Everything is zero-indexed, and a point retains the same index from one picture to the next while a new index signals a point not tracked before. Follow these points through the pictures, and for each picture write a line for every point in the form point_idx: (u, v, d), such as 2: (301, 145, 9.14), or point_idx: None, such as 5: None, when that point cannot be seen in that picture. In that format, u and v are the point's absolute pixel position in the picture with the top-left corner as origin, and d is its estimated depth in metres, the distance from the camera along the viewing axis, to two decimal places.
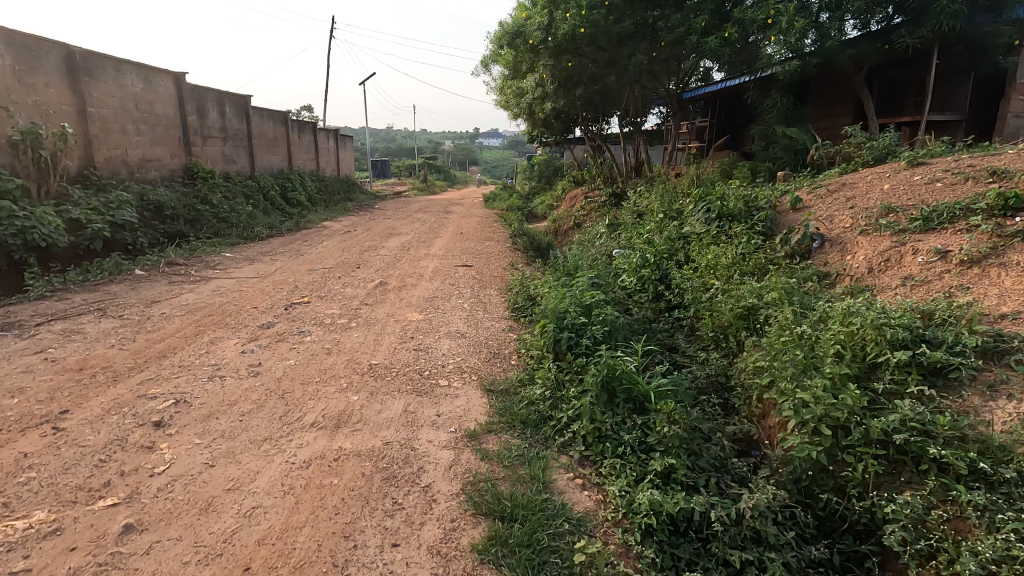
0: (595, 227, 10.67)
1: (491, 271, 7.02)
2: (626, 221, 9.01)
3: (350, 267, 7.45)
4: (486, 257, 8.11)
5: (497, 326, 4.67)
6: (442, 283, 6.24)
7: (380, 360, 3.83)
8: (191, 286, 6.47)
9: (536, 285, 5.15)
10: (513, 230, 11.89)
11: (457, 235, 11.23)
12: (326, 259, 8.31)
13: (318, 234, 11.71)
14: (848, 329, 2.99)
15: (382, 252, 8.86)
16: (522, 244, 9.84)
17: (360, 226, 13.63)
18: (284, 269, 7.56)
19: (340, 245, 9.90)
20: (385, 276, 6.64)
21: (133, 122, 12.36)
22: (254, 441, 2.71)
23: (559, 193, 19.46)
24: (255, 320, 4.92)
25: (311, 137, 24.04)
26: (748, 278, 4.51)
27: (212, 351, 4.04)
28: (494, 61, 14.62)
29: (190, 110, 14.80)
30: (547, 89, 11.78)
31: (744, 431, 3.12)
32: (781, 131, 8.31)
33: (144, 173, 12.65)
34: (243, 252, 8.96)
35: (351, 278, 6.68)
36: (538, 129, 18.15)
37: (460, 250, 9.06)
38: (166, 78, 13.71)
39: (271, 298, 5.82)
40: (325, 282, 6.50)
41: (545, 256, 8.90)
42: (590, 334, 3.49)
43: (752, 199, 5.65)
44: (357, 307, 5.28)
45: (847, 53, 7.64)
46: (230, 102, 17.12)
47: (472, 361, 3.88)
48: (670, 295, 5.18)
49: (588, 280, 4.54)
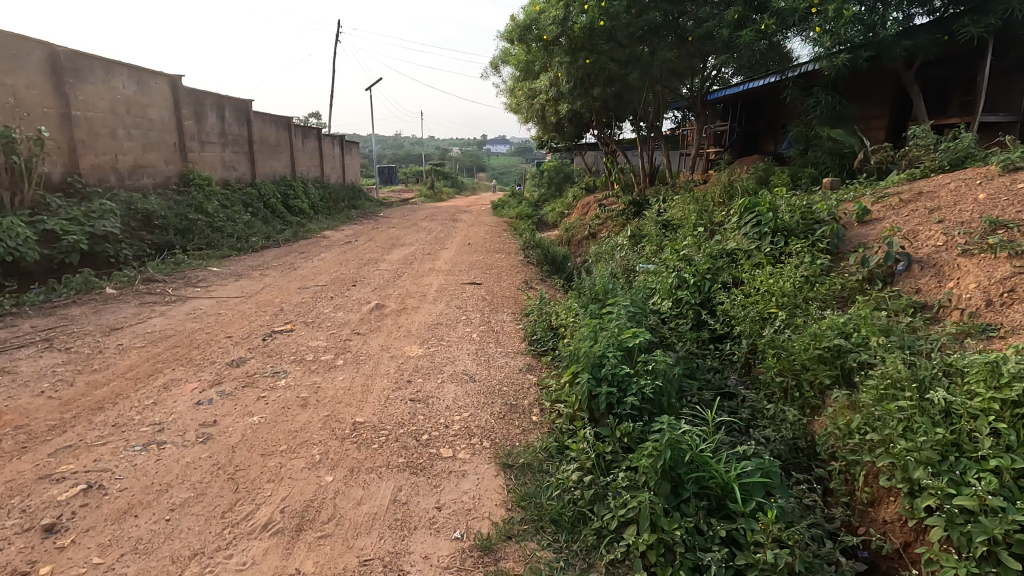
0: (614, 239, 9.87)
1: (504, 290, 6.23)
2: (652, 233, 8.18)
3: (346, 285, 6.70)
4: (496, 273, 7.32)
5: (513, 365, 3.88)
6: (448, 307, 5.46)
7: (367, 416, 3.02)
8: (164, 307, 5.72)
9: (558, 313, 4.37)
10: (523, 241, 11.12)
11: (464, 247, 10.47)
12: (320, 274, 7.56)
13: (316, 246, 11.00)
14: (1005, 398, 2.21)
15: (382, 267, 8.10)
16: (535, 257, 9.05)
17: (362, 236, 12.91)
18: (272, 287, 6.81)
19: (338, 258, 9.16)
20: (384, 297, 5.87)
21: (124, 126, 11.75)
22: (177, 561, 1.92)
23: (570, 200, 18.66)
24: (224, 354, 4.15)
25: (315, 143, 23.45)
26: (821, 310, 3.71)
27: (160, 402, 3.25)
28: (505, 61, 13.92)
29: (186, 114, 14.19)
30: (562, 90, 11.02)
31: (843, 521, 2.43)
32: (825, 133, 7.50)
33: (135, 180, 12.02)
34: (231, 266, 8.23)
35: (344, 299, 5.91)
36: (549, 134, 17.42)
37: (468, 264, 8.30)
38: (161, 80, 13.10)
39: (251, 324, 5.05)
40: (316, 304, 5.74)
41: (562, 271, 8.12)
42: (637, 392, 2.69)
43: (810, 208, 4.85)
44: (348, 337, 4.50)
45: (903, 45, 6.81)
46: (230, 106, 16.53)
47: (483, 417, 3.08)
48: (717, 325, 4.39)
49: (623, 310, 3.74)
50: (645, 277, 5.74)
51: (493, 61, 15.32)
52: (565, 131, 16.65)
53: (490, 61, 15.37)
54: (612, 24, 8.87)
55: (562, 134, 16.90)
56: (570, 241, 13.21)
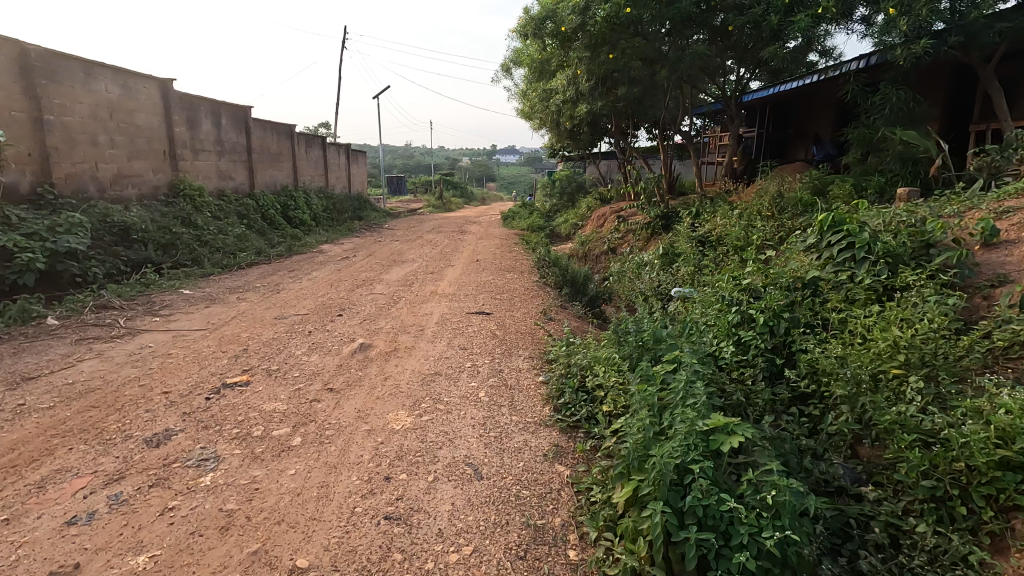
0: (640, 259, 8.78)
1: (518, 323, 5.15)
2: (690, 255, 7.09)
3: (331, 314, 5.68)
4: (508, 300, 6.24)
5: (534, 448, 2.80)
6: (451, 348, 4.39)
7: (315, 559, 1.96)
8: (107, 344, 4.72)
9: (595, 367, 3.33)
10: (537, 257, 10.07)
11: (472, 264, 9.47)
12: (305, 299, 6.55)
13: (310, 262, 10.06)
14: None
15: (378, 289, 7.09)
16: (552, 277, 8.00)
17: (361, 251, 11.92)
18: (245, 317, 5.78)
19: (331, 279, 8.15)
20: (373, 333, 4.81)
21: (105, 132, 10.91)
22: None
23: (584, 212, 17.59)
24: (147, 424, 3.10)
25: (319, 151, 22.68)
26: (981, 381, 2.68)
27: (16, 518, 2.20)
28: (517, 62, 12.97)
29: (178, 120, 13.34)
30: (581, 92, 9.99)
31: None
32: (896, 136, 6.36)
33: (118, 191, 11.18)
34: (206, 288, 7.23)
35: (325, 334, 4.87)
36: (563, 141, 16.43)
37: (476, 285, 7.27)
38: (149, 84, 12.26)
39: (202, 372, 3.99)
40: (290, 342, 4.68)
41: (582, 295, 7.09)
42: (756, 547, 1.67)
43: (917, 225, 3.81)
44: (316, 397, 3.42)
45: (998, 28, 5.69)
46: (227, 113, 15.70)
47: (489, 558, 2.00)
48: (801, 381, 3.35)
49: (689, 372, 2.67)
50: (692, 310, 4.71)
51: (504, 62, 14.36)
52: (581, 137, 15.64)
53: (501, 63, 14.41)
54: (640, 11, 7.83)
55: (577, 140, 15.88)
56: (587, 257, 12.18)
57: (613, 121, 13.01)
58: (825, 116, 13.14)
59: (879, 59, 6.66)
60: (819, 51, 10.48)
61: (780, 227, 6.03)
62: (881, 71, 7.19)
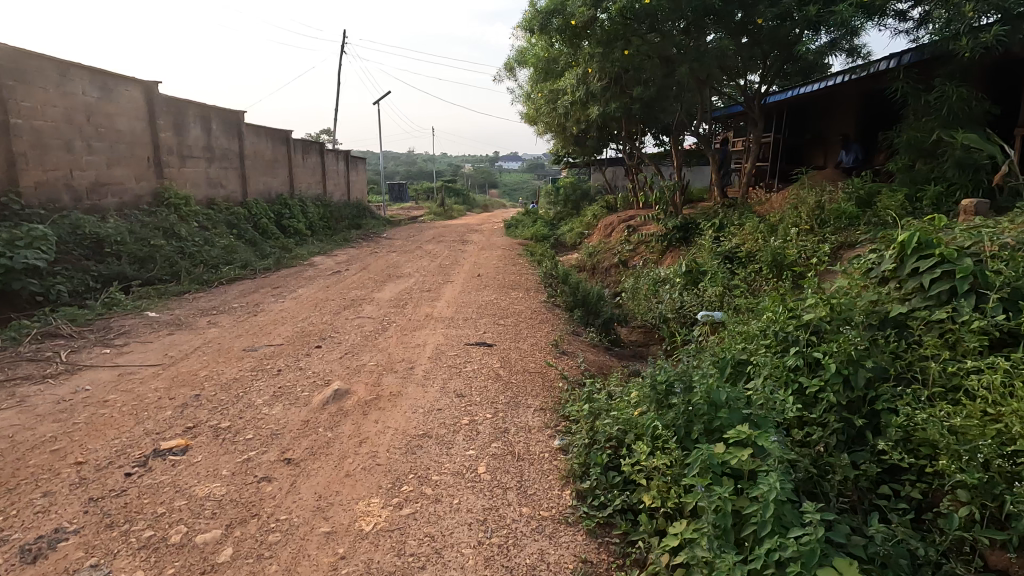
0: (658, 275, 7.99)
1: (526, 360, 4.36)
2: (717, 275, 6.31)
3: (309, 345, 4.91)
4: (514, 327, 5.45)
5: (553, 567, 2.03)
6: (446, 398, 3.59)
7: None
8: (35, 386, 3.95)
9: (628, 437, 2.59)
10: (544, 271, 9.31)
11: (473, 280, 8.70)
12: (283, 325, 5.79)
13: (299, 277, 9.31)
14: None
15: (367, 312, 6.33)
16: (561, 295, 7.24)
17: (355, 264, 11.16)
18: (210, 348, 5.01)
19: (317, 298, 7.39)
20: (352, 375, 4.02)
21: (82, 137, 10.24)
22: None
23: (591, 220, 16.82)
24: (35, 519, 2.32)
25: (317, 158, 21.98)
26: None
27: None
28: (522, 63, 12.25)
29: (163, 125, 12.67)
30: (591, 94, 9.25)
31: None
32: (955, 139, 5.59)
33: (96, 200, 10.49)
34: (175, 310, 6.47)
35: (296, 374, 4.10)
36: (568, 147, 15.70)
37: (477, 306, 6.51)
38: (132, 86, 11.60)
39: (134, 430, 3.21)
40: (253, 385, 3.90)
41: (597, 319, 6.35)
42: None
43: (1017, 248, 3.20)
44: (266, 474, 2.64)
45: None
46: (218, 117, 15.02)
47: None
48: (896, 454, 2.66)
49: (779, 470, 1.94)
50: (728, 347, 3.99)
51: (508, 64, 13.66)
52: (588, 142, 14.91)
53: (505, 64, 13.70)
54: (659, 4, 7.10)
55: (583, 146, 15.13)
56: (596, 270, 11.45)
57: (623, 126, 12.27)
58: (849, 118, 12.61)
59: (934, 52, 5.91)
60: (846, 50, 9.74)
61: (828, 249, 5.39)
62: (932, 67, 6.41)
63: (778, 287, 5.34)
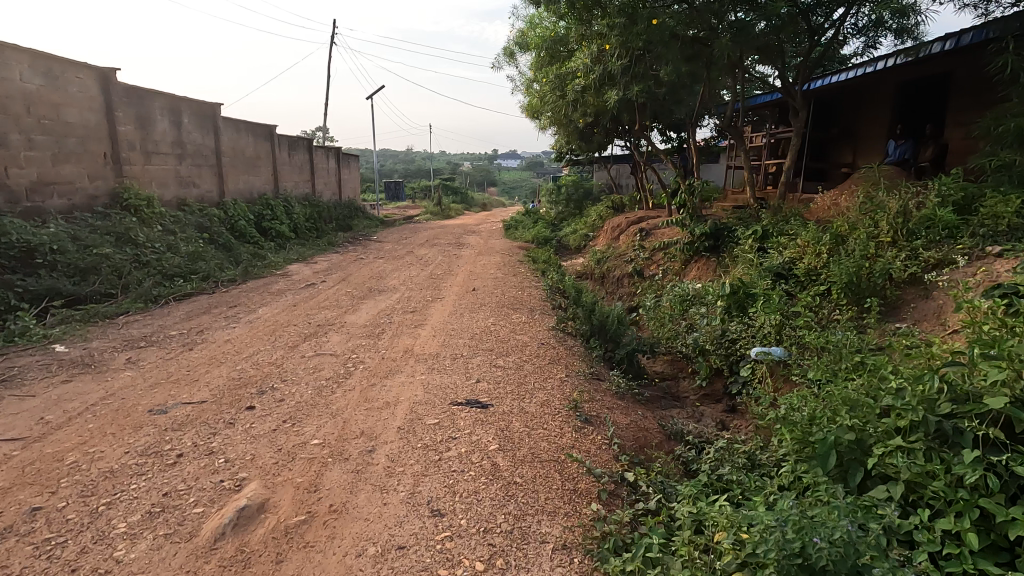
0: (688, 292, 6.75)
1: (537, 436, 3.07)
2: (772, 298, 5.03)
3: (240, 403, 3.62)
4: (518, 373, 4.16)
5: None
6: (417, 521, 2.31)
7: None
8: None
9: None
10: (550, 284, 8.07)
11: (468, 296, 7.44)
12: (220, 365, 4.50)
13: (265, 291, 8.03)
14: None
15: (332, 345, 5.05)
16: (573, 317, 5.98)
17: (335, 273, 9.89)
18: (105, 405, 3.71)
19: (275, 321, 6.10)
20: (278, 469, 2.73)
21: (19, 130, 8.98)
22: None
23: (596, 222, 15.53)
24: None
25: (305, 155, 20.66)
26: None
27: None
28: (526, 46, 10.92)
29: (123, 117, 11.37)
30: (607, 78, 7.96)
31: None
32: None
33: (37, 202, 9.22)
34: (92, 343, 5.16)
35: (201, 464, 2.80)
36: (572, 143, 14.42)
37: (471, 337, 5.24)
38: (84, 73, 10.32)
39: None
40: (129, 486, 2.61)
41: (621, 351, 5.12)
42: None
43: None
44: None
45: None
46: (190, 110, 13.70)
47: None
48: None
49: None
50: (828, 428, 2.81)
51: (508, 48, 12.36)
52: (595, 136, 13.62)
53: (506, 49, 12.40)
54: None
55: (590, 140, 13.83)
56: (606, 279, 10.22)
57: (637, 117, 10.98)
58: (885, 112, 11.50)
59: None
60: (894, 31, 8.54)
61: (944, 286, 4.17)
62: None
63: (875, 335, 4.11)
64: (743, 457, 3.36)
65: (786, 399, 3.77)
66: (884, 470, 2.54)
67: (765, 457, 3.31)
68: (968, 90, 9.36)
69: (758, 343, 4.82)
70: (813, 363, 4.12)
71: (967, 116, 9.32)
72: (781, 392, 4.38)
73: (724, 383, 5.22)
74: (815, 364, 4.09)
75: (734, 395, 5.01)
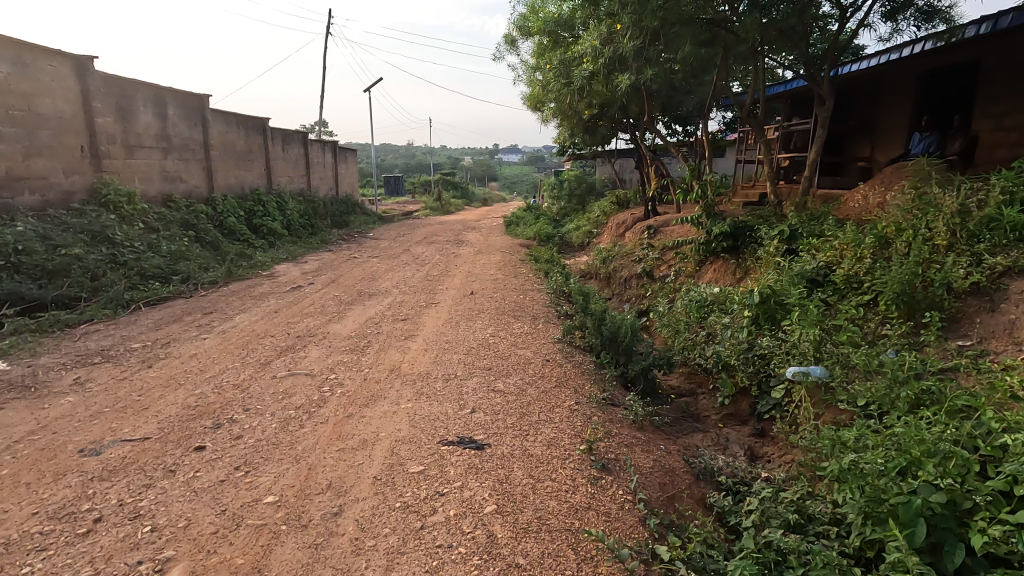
0: (706, 298, 6.16)
1: (545, 494, 2.49)
2: (809, 308, 4.42)
3: (189, 441, 3.04)
4: (519, 401, 3.56)
5: None
6: None
7: None
8: None
9: None
10: (553, 287, 7.48)
11: (466, 300, 6.86)
12: (177, 388, 3.92)
13: (247, 294, 7.46)
14: None
15: (309, 361, 4.46)
16: (581, 327, 5.39)
17: (325, 274, 9.31)
18: (30, 442, 3.13)
19: (251, 331, 5.53)
20: (214, 545, 2.15)
21: None
22: None
23: (600, 218, 14.93)
24: None
25: (300, 149, 20.04)
26: None
27: None
28: (527, 31, 10.27)
29: (102, 109, 10.76)
30: (617, 62, 7.30)
31: None
32: None
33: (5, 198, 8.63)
34: (40, 359, 4.58)
35: (121, 533, 2.23)
36: (576, 135, 13.80)
37: (467, 351, 4.65)
38: (58, 61, 9.72)
39: None
40: (19, 571, 2.02)
41: (635, 367, 4.54)
42: None
43: None
44: None
45: None
46: (176, 101, 13.09)
47: None
48: None
49: None
50: (909, 483, 2.35)
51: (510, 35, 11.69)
52: (600, 128, 12.99)
53: (507, 35, 11.75)
54: None
55: (594, 131, 13.19)
56: (612, 279, 9.64)
57: (645, 107, 10.36)
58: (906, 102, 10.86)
59: None
60: (923, 14, 7.94)
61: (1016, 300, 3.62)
62: None
63: (936, 357, 3.54)
64: (792, 512, 2.79)
65: (840, 434, 3.21)
66: (994, 551, 2.07)
67: (818, 510, 2.75)
68: (997, 78, 8.75)
69: (793, 360, 4.21)
70: (868, 390, 3.52)
71: (997, 106, 8.72)
72: (823, 419, 3.79)
73: (751, 403, 4.62)
74: (868, 390, 3.51)
75: (764, 418, 4.41)
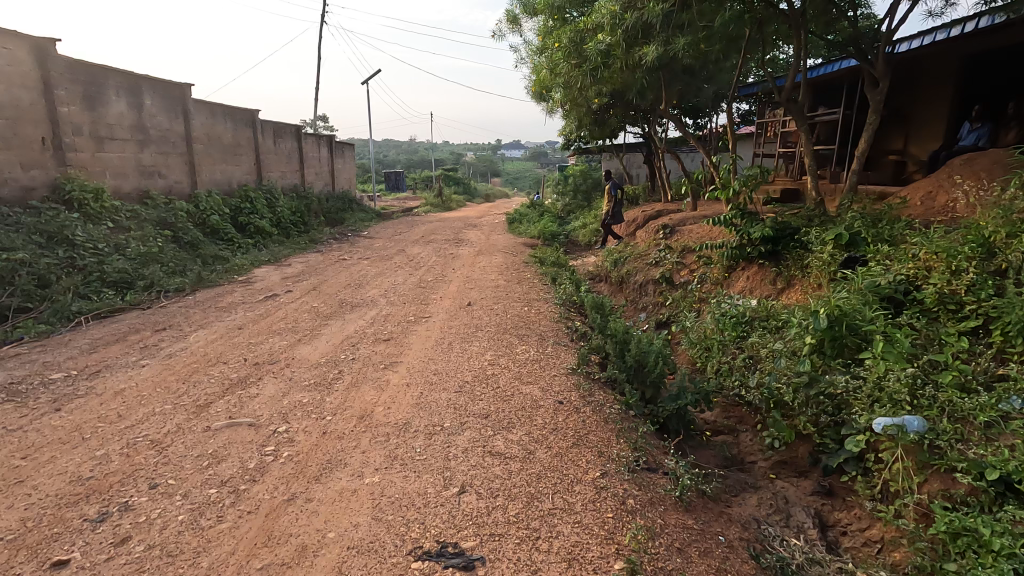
0: (743, 312, 5.21)
1: None
2: (894, 337, 3.45)
3: (54, 547, 2.13)
4: (525, 474, 2.62)
5: None
6: None
7: None
8: None
9: None
10: (562, 297, 6.54)
11: (461, 314, 5.92)
12: (73, 445, 2.98)
13: (214, 305, 6.54)
14: None
15: (259, 404, 3.53)
16: (597, 352, 4.46)
17: (306, 279, 8.37)
18: None
19: (203, 356, 4.61)
20: None
21: None
22: None
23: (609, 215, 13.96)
24: None
25: (293, 143, 19.08)
26: None
27: None
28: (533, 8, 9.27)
29: (67, 97, 9.83)
30: (638, 35, 6.31)
31: None
32: None
33: None
34: None
35: None
36: (584, 127, 12.82)
37: (458, 389, 3.70)
38: (13, 43, 8.79)
39: None
40: None
41: (669, 409, 3.59)
42: None
43: None
44: None
45: None
46: (153, 90, 12.14)
47: None
48: None
49: None
50: None
51: (513, 14, 10.69)
52: (610, 118, 12.01)
53: (510, 15, 10.75)
54: None
55: (604, 121, 12.22)
56: (625, 284, 8.70)
57: (662, 93, 9.39)
58: (945, 88, 9.80)
59: None
60: None
61: None
62: None
63: None
64: None
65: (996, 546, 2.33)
66: None
67: None
68: None
69: (878, 406, 3.26)
70: (1006, 459, 2.61)
71: None
72: (927, 490, 2.86)
73: (811, 450, 3.67)
74: (1006, 462, 2.60)
75: (831, 474, 3.47)
